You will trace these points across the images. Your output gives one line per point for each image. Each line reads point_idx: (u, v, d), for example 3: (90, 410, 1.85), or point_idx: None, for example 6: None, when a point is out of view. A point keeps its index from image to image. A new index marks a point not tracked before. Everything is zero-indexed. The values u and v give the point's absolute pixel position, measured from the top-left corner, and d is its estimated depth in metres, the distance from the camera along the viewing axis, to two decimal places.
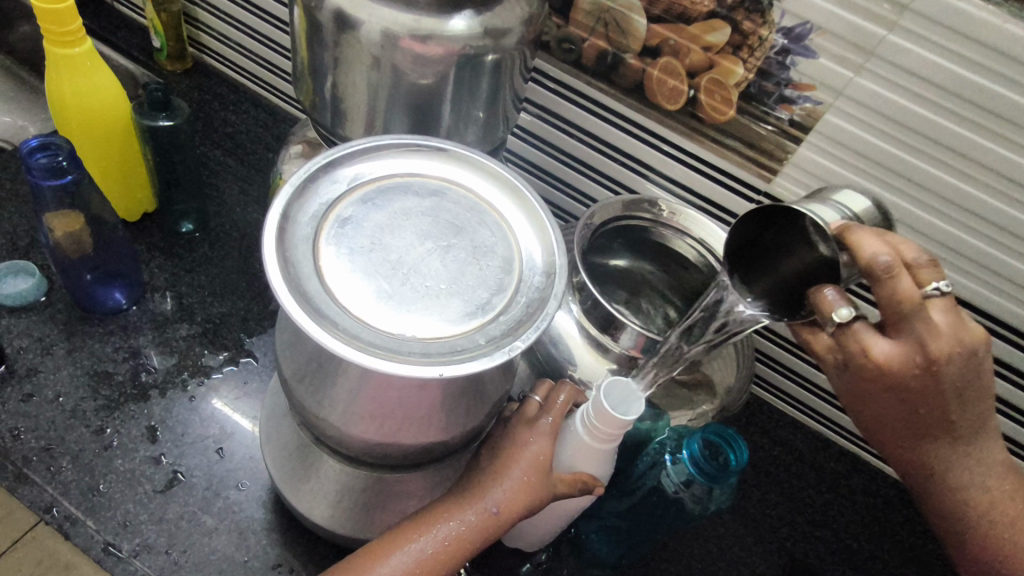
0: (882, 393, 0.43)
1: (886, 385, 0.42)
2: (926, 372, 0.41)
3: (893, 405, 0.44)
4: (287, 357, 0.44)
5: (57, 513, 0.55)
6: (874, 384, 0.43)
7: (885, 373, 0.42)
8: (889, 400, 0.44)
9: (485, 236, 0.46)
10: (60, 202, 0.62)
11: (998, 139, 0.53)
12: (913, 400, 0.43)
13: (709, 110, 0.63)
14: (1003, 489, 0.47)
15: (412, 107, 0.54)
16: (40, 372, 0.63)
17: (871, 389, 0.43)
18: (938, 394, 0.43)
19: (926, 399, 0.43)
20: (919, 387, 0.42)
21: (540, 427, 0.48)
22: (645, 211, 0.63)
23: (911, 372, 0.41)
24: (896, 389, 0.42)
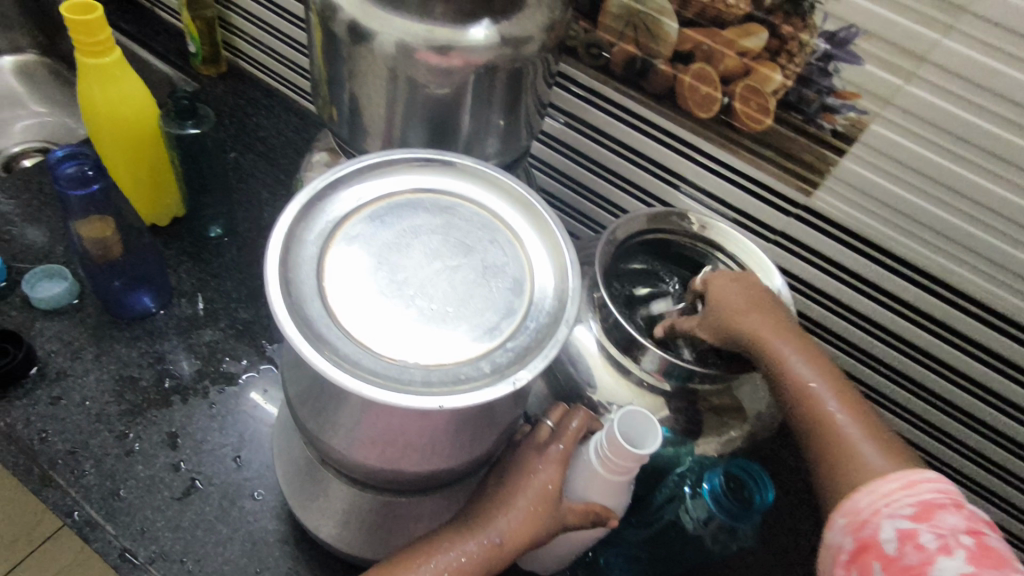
0: (733, 308, 0.50)
1: (730, 300, 0.50)
2: (747, 285, 0.51)
3: (752, 321, 0.49)
4: (293, 378, 0.43)
5: (77, 517, 0.57)
6: (720, 299, 0.50)
7: (719, 286, 0.51)
8: (737, 315, 0.50)
9: (496, 255, 0.44)
10: (85, 211, 0.64)
11: None
12: (734, 312, 0.50)
13: (744, 118, 0.59)
14: (879, 437, 0.46)
15: (429, 118, 0.52)
16: (69, 375, 0.64)
17: (721, 304, 0.50)
18: (777, 324, 0.50)
19: (761, 313, 0.50)
20: (754, 301, 0.50)
21: (549, 455, 0.46)
22: (674, 223, 0.61)
23: (739, 289, 0.51)
24: (735, 299, 0.50)
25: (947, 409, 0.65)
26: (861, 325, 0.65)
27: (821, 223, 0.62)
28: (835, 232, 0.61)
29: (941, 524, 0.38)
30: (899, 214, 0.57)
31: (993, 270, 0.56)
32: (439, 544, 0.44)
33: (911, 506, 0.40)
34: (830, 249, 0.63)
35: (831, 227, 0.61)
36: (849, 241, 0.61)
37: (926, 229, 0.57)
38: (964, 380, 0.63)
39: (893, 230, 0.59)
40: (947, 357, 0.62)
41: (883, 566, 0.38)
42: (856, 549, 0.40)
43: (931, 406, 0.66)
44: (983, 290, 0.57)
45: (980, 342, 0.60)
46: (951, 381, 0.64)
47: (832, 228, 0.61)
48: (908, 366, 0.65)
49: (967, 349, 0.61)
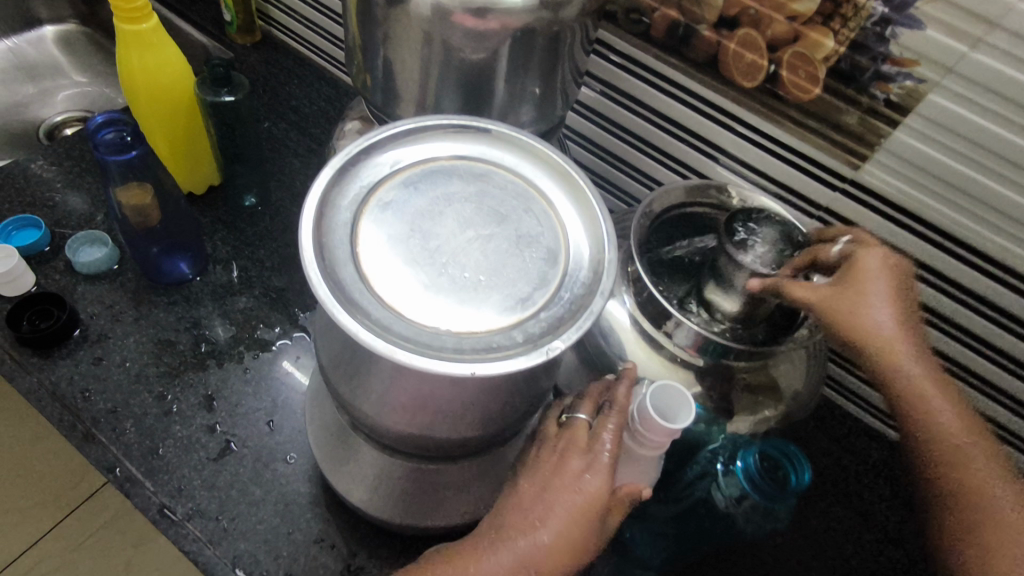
0: (870, 290, 0.47)
1: (871, 280, 0.48)
2: (894, 268, 0.48)
3: (885, 310, 0.47)
4: (325, 344, 0.43)
5: (119, 473, 0.58)
6: (865, 280, 0.48)
7: (869, 265, 0.48)
8: (870, 297, 0.47)
9: (531, 224, 0.43)
10: (124, 176, 0.65)
11: None
12: (875, 301, 0.47)
13: (790, 88, 0.57)
14: (987, 441, 0.47)
15: (463, 84, 0.51)
16: (110, 338, 0.66)
17: (860, 285, 0.47)
18: (908, 317, 0.48)
19: (895, 299, 0.48)
20: (888, 284, 0.48)
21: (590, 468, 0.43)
22: (712, 197, 0.59)
23: (884, 269, 0.48)
24: (877, 283, 0.48)
25: (993, 393, 0.63)
26: None
27: (868, 199, 0.59)
28: (882, 208, 0.59)
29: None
30: (953, 188, 0.55)
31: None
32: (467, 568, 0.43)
33: None
34: (877, 227, 0.60)
35: (878, 202, 0.59)
36: (898, 219, 0.59)
37: (981, 205, 0.54)
38: (1015, 364, 0.60)
39: (946, 206, 0.56)
40: (997, 340, 0.60)
41: None
42: None
43: (975, 391, 0.64)
44: None
45: None
46: (1000, 366, 0.61)
47: (880, 204, 0.59)
48: (953, 349, 0.63)
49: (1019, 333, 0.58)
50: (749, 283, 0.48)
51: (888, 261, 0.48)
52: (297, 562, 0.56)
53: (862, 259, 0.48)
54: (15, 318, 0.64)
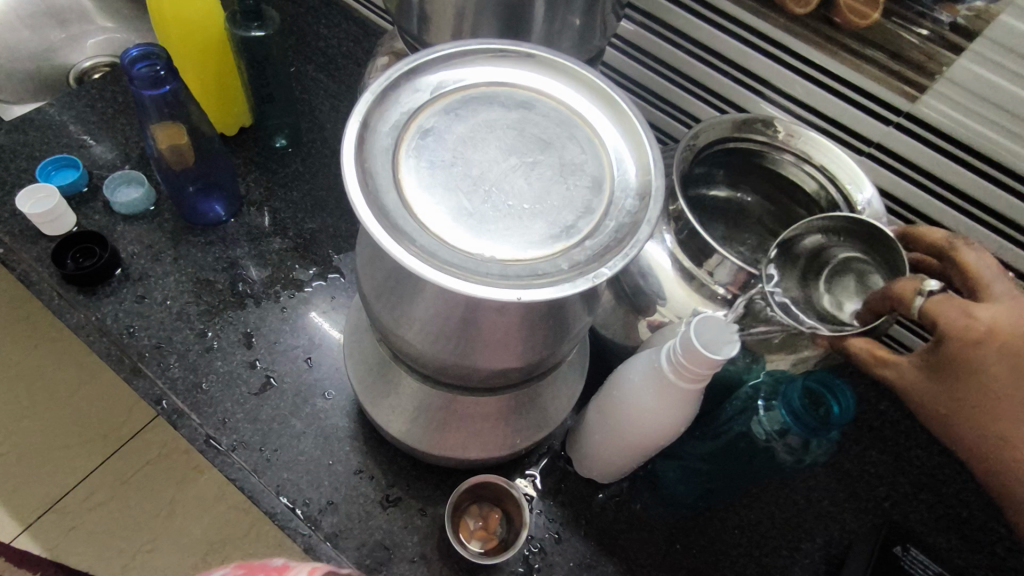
0: (969, 380, 0.43)
1: (972, 368, 0.42)
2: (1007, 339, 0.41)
3: (970, 397, 0.43)
4: (366, 274, 0.43)
5: (166, 405, 0.60)
6: (959, 364, 0.42)
7: (965, 338, 0.42)
8: (966, 380, 0.43)
9: (575, 153, 0.42)
10: (160, 113, 0.65)
11: None
12: (959, 384, 0.43)
13: (845, 12, 0.54)
14: None
15: (502, 9, 0.49)
16: (150, 277, 0.67)
17: (958, 369, 0.43)
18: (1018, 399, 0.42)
19: (999, 386, 0.42)
20: (995, 369, 0.42)
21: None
22: (758, 131, 0.56)
23: (989, 349, 0.42)
24: (977, 364, 0.42)
25: None
26: None
27: (923, 134, 0.56)
28: (938, 143, 0.56)
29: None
30: (1017, 120, 0.52)
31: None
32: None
33: None
34: (931, 163, 0.58)
35: (934, 137, 0.56)
36: (954, 154, 0.56)
37: None
38: None
39: (1008, 140, 0.53)
40: None
41: None
42: None
43: None
44: None
45: None
46: None
47: (935, 139, 0.56)
48: None
49: None
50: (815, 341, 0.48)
51: (991, 338, 0.41)
52: (339, 492, 0.58)
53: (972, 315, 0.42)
54: (59, 256, 0.66)
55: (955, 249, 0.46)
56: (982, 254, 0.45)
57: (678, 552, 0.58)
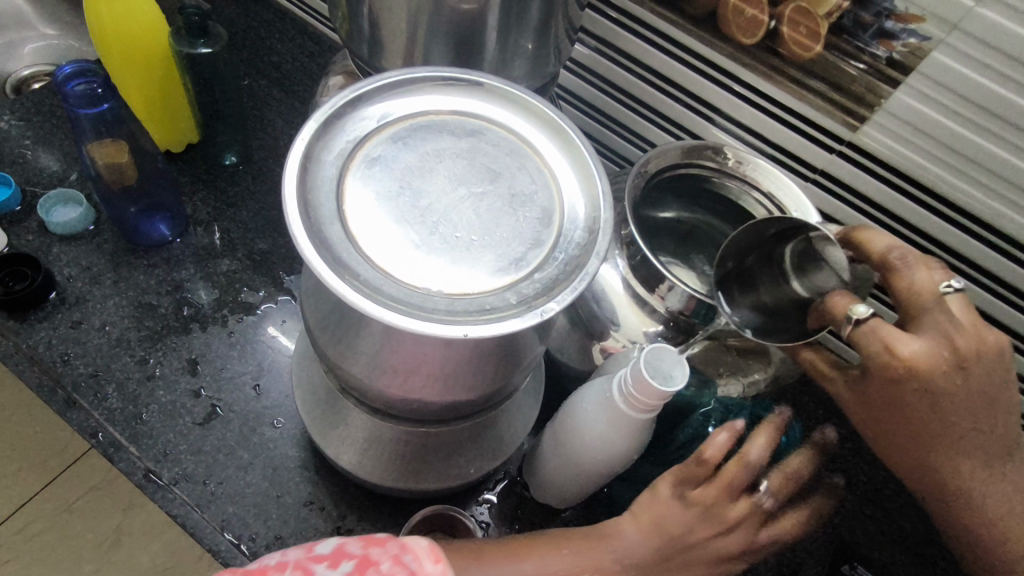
0: (893, 405, 0.45)
1: (897, 392, 0.44)
2: (941, 362, 0.42)
3: (896, 419, 0.45)
4: (312, 306, 0.42)
5: (102, 438, 0.57)
6: (885, 389, 0.44)
7: (888, 368, 0.43)
8: (889, 404, 0.45)
9: (525, 183, 0.41)
10: (97, 131, 0.62)
11: None
12: (885, 405, 0.45)
13: (791, 45, 0.55)
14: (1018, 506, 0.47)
15: (453, 35, 0.49)
16: (88, 301, 0.64)
17: (888, 395, 0.44)
18: (943, 414, 0.44)
19: (934, 420, 0.44)
20: (930, 407, 0.44)
21: (767, 479, 0.47)
22: (708, 158, 0.57)
23: (909, 386, 0.43)
24: (905, 393, 0.43)
25: None
26: None
27: (864, 162, 0.58)
28: (878, 171, 0.58)
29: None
30: (950, 151, 0.54)
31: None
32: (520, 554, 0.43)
33: None
34: (872, 190, 0.59)
35: (874, 165, 0.58)
36: (894, 182, 0.58)
37: (977, 168, 0.54)
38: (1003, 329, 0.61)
39: (944, 170, 0.55)
40: (986, 306, 0.60)
41: None
42: None
43: None
44: None
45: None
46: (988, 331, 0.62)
47: (875, 167, 0.58)
48: None
49: (1009, 296, 0.58)
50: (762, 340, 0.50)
51: (912, 378, 0.42)
52: (287, 525, 0.56)
53: (898, 349, 0.42)
54: None
55: (890, 268, 0.44)
56: (922, 272, 0.44)
57: None
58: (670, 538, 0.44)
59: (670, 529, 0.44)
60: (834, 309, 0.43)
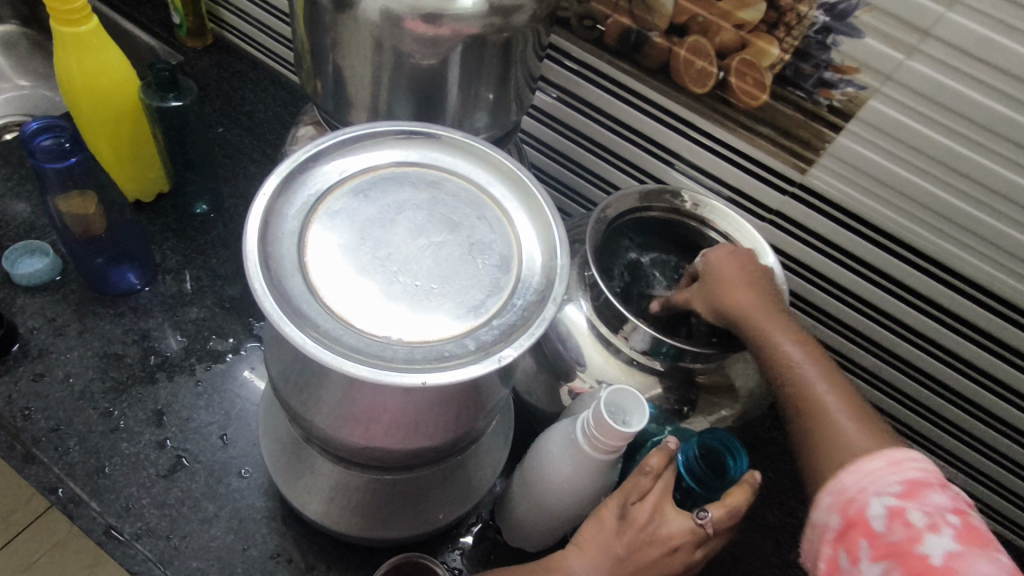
0: (732, 278, 0.51)
1: (725, 268, 0.52)
2: (745, 257, 0.52)
3: (743, 291, 0.50)
4: (275, 356, 0.42)
5: (62, 494, 0.56)
6: (718, 268, 0.52)
7: (720, 255, 0.53)
8: (732, 278, 0.51)
9: (483, 232, 0.43)
10: (64, 183, 0.62)
11: None
12: (736, 285, 0.51)
13: (740, 94, 0.58)
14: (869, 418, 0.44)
15: (416, 89, 0.50)
16: (51, 353, 0.63)
17: (721, 272, 0.51)
18: (761, 291, 0.50)
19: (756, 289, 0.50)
20: (766, 288, 0.51)
21: (711, 509, 0.45)
22: (666, 201, 0.60)
23: (748, 263, 0.52)
24: (736, 268, 0.51)
25: (943, 391, 0.66)
26: (851, 304, 0.65)
27: (815, 202, 0.61)
28: (830, 212, 0.61)
29: (893, 453, 0.40)
30: (892, 191, 0.57)
31: (1004, 258, 0.55)
32: None
33: (900, 484, 0.38)
34: (825, 228, 0.62)
35: (825, 205, 0.60)
36: (844, 221, 0.61)
37: (920, 207, 0.56)
38: (957, 361, 0.63)
39: (889, 209, 0.58)
40: (941, 338, 0.62)
41: (870, 543, 0.37)
42: (845, 526, 0.39)
43: (921, 387, 0.67)
44: (974, 267, 0.57)
45: (977, 324, 0.60)
46: (944, 362, 0.64)
47: (826, 207, 0.61)
48: (899, 348, 0.65)
49: (957, 328, 0.61)
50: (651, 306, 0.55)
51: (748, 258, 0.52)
52: None
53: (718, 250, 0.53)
54: None
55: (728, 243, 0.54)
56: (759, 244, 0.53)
57: None
58: (616, 561, 0.44)
59: (614, 552, 0.44)
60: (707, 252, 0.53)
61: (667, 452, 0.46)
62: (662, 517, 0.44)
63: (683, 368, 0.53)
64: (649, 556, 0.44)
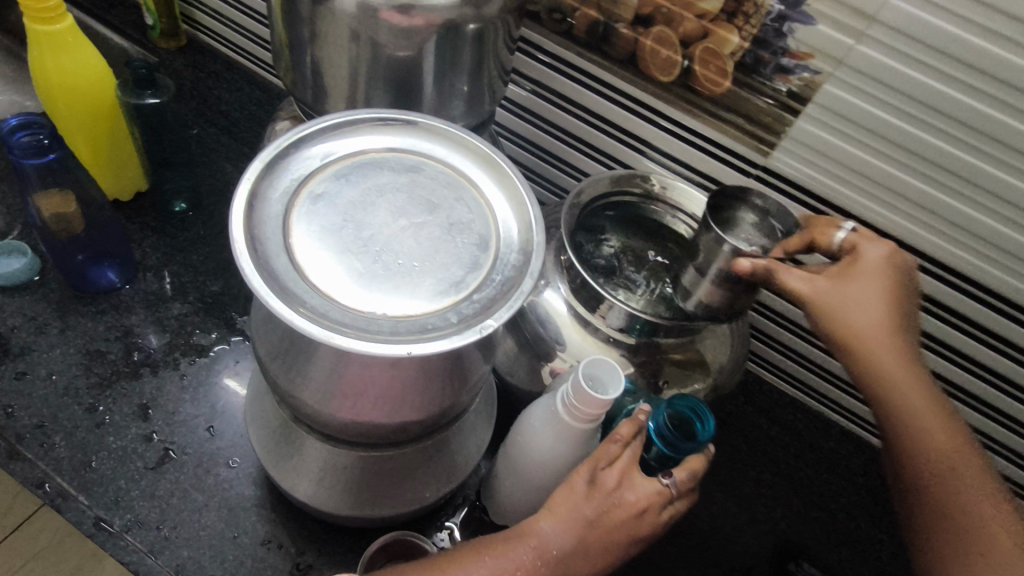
0: (862, 294, 0.48)
1: (862, 283, 0.48)
2: (892, 271, 0.49)
3: (876, 313, 0.48)
4: (263, 337, 0.44)
5: (50, 489, 0.56)
6: (856, 280, 0.49)
7: (869, 264, 0.49)
8: (867, 296, 0.48)
9: (462, 213, 0.44)
10: (43, 181, 0.63)
11: (992, 102, 0.51)
12: (870, 305, 0.48)
13: (704, 81, 0.61)
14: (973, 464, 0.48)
15: (393, 80, 0.52)
16: (34, 351, 0.63)
17: (856, 286, 0.48)
18: (896, 314, 0.48)
19: (892, 304, 0.48)
20: (898, 308, 0.48)
21: (675, 474, 0.49)
22: (637, 185, 0.62)
23: (888, 277, 0.49)
24: (872, 282, 0.48)
25: None
26: None
27: (779, 183, 0.64)
28: (792, 193, 0.64)
29: None
30: (849, 170, 0.60)
31: (955, 231, 0.59)
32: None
33: None
34: (789, 209, 0.65)
35: (787, 186, 0.63)
36: (806, 201, 0.64)
37: (875, 185, 0.60)
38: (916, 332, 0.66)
39: (847, 188, 0.61)
40: None
41: None
42: None
43: None
44: (928, 241, 0.60)
45: (933, 296, 0.63)
46: None
47: (788, 188, 0.63)
48: None
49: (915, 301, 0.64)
50: (739, 264, 0.48)
51: (889, 272, 0.49)
52: (245, 566, 0.56)
53: (864, 255, 0.49)
54: None
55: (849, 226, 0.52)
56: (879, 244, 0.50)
57: None
58: (587, 523, 0.45)
59: (585, 515, 0.46)
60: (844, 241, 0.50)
61: (636, 421, 0.49)
62: (631, 483, 0.48)
63: (657, 343, 0.55)
64: (618, 519, 0.46)
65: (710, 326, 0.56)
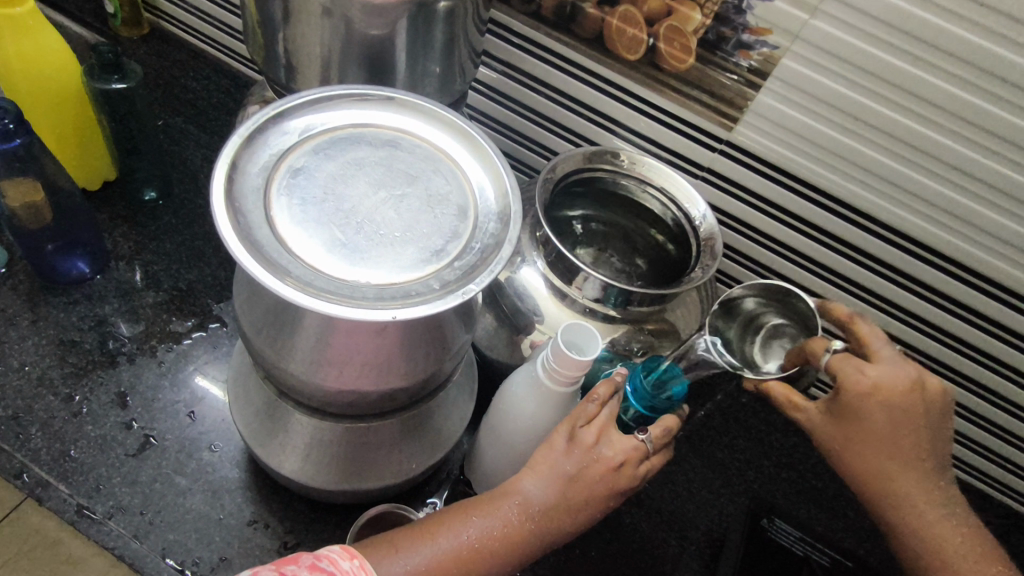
0: (859, 418, 0.50)
1: (857, 409, 0.50)
2: (892, 393, 0.50)
3: (872, 438, 0.51)
4: (247, 312, 0.44)
5: (28, 479, 0.56)
6: (850, 405, 0.50)
7: (862, 390, 0.50)
8: (863, 422, 0.50)
9: (440, 185, 0.46)
10: (9, 167, 0.61)
11: (938, 73, 0.54)
12: (868, 428, 0.50)
13: (669, 59, 0.63)
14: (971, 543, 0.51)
15: (365, 58, 0.53)
16: (5, 343, 0.63)
17: (852, 413, 0.50)
18: (896, 434, 0.50)
19: (892, 424, 0.50)
20: (900, 426, 0.50)
21: (649, 431, 0.51)
22: (607, 161, 0.63)
23: (884, 401, 0.50)
24: (870, 408, 0.50)
25: None
26: (781, 252, 0.71)
27: (742, 157, 0.66)
28: (755, 166, 0.66)
29: None
30: (809, 142, 0.63)
31: (908, 199, 0.62)
32: (434, 535, 0.46)
33: None
34: (753, 182, 0.67)
35: (751, 160, 0.66)
36: (768, 173, 0.66)
37: (834, 156, 0.62)
38: (875, 298, 0.70)
39: (807, 160, 0.64)
40: (860, 278, 0.69)
41: None
42: None
43: None
44: (883, 209, 0.63)
45: (889, 263, 0.66)
46: (864, 301, 0.70)
47: (752, 161, 0.66)
48: (826, 291, 0.72)
49: (873, 268, 0.67)
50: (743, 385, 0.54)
51: (884, 397, 0.50)
52: (232, 547, 0.56)
53: (859, 380, 0.50)
54: None
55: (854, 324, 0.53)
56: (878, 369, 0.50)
57: (576, 555, 0.61)
58: (567, 478, 0.48)
59: (564, 470, 0.48)
60: (840, 364, 0.50)
61: (614, 383, 0.51)
62: (607, 440, 0.50)
63: (633, 310, 0.57)
64: (596, 475, 0.48)
65: (680, 295, 0.58)
